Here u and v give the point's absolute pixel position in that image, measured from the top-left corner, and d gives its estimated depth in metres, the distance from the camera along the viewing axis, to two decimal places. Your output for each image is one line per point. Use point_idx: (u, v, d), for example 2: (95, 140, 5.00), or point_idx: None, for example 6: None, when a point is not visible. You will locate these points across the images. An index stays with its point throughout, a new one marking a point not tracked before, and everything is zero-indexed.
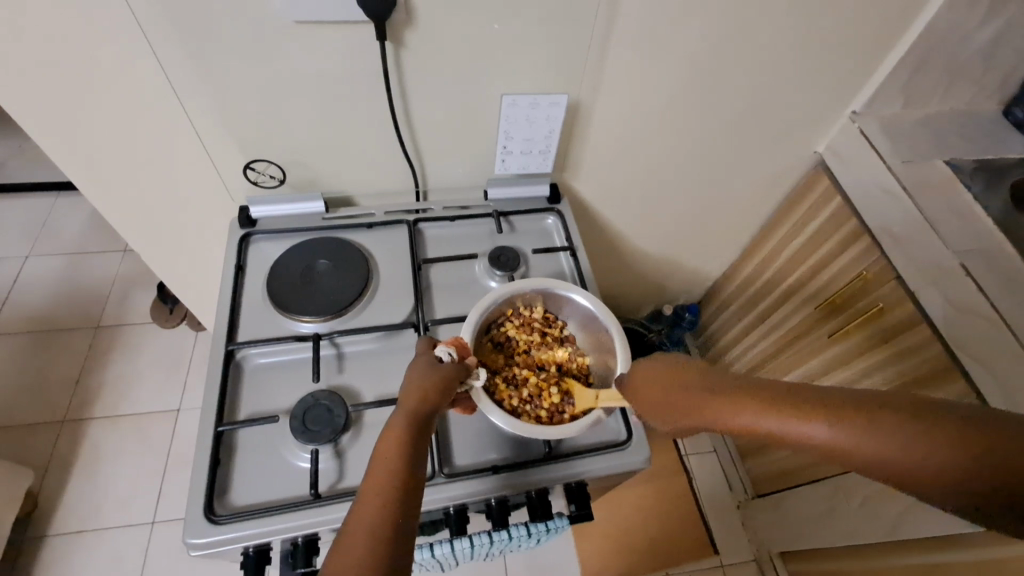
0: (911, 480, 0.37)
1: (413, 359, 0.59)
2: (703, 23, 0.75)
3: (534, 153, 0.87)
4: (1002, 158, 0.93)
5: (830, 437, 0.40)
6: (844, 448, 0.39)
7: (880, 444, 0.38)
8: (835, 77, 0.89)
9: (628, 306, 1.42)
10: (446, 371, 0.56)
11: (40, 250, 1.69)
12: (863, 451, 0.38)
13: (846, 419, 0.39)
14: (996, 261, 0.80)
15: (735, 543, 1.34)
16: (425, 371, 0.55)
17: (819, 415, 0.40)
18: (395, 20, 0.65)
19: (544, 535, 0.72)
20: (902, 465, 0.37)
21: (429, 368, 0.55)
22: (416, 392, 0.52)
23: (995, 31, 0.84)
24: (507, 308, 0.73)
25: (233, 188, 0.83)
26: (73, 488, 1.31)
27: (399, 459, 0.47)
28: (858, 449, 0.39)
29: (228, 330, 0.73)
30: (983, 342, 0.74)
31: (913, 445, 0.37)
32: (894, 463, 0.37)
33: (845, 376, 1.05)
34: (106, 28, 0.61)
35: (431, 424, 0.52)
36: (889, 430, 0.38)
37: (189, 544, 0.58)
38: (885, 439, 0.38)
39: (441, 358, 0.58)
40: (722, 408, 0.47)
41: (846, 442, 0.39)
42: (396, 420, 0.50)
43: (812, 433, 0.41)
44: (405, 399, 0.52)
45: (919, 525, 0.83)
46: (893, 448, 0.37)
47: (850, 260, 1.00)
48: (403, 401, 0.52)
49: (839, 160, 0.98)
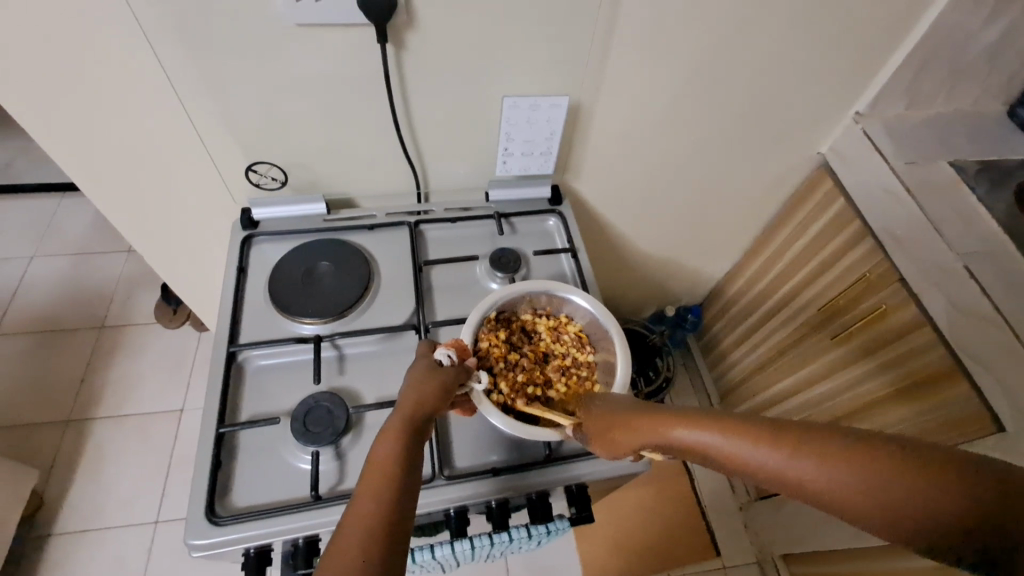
0: (866, 518, 0.33)
1: (412, 362, 0.59)
2: (705, 24, 0.75)
3: (535, 155, 0.87)
4: (1007, 159, 0.92)
5: (777, 467, 0.36)
6: (792, 480, 0.35)
7: (828, 477, 0.34)
8: (837, 78, 0.88)
9: (630, 307, 1.42)
10: (445, 374, 0.57)
11: (46, 250, 1.70)
12: (812, 484, 0.34)
13: (797, 448, 0.35)
14: (1000, 262, 0.79)
15: (738, 545, 1.34)
16: (425, 374, 0.55)
17: (773, 444, 0.37)
18: (395, 23, 0.65)
19: (545, 538, 0.72)
20: (854, 503, 0.33)
21: (429, 371, 0.56)
22: (414, 395, 0.53)
23: (1000, 32, 0.84)
24: (547, 305, 0.74)
25: (235, 190, 0.84)
26: (77, 487, 1.32)
27: (398, 456, 0.47)
28: (807, 480, 0.35)
29: (230, 331, 0.74)
30: (986, 345, 0.74)
31: (865, 480, 0.32)
32: (844, 500, 0.33)
33: (848, 378, 1.04)
34: (108, 31, 0.61)
35: (429, 428, 0.52)
36: (839, 464, 0.33)
37: (190, 545, 0.58)
38: (834, 471, 0.33)
39: (441, 361, 0.59)
40: (678, 431, 0.44)
41: (795, 474, 0.35)
42: (393, 421, 0.50)
43: (759, 460, 0.37)
44: (404, 401, 0.52)
45: None
46: (844, 482, 0.33)
47: (852, 261, 0.99)
48: (400, 404, 0.52)
49: (842, 162, 0.97)
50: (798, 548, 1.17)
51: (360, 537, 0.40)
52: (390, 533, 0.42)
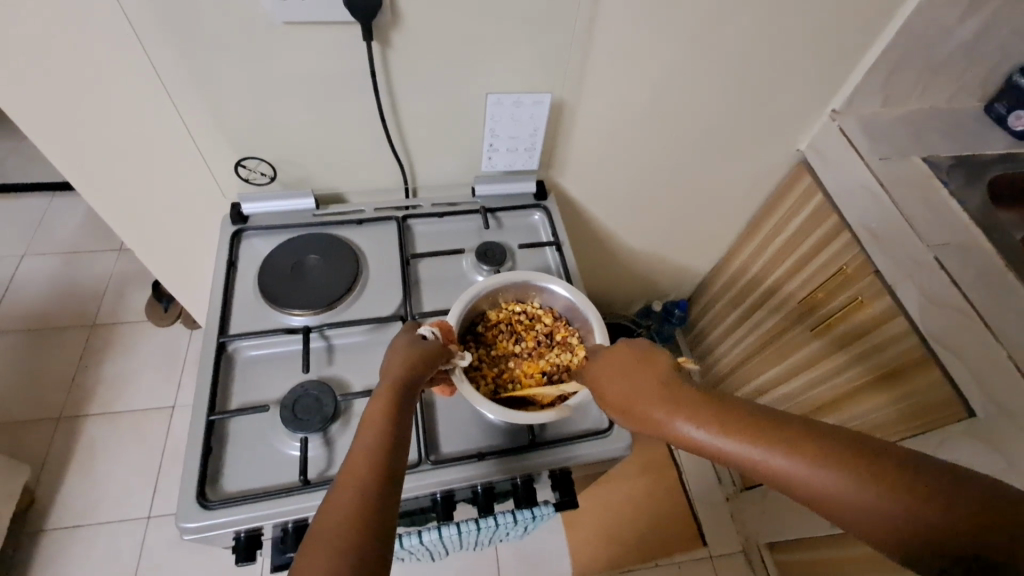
0: (850, 520, 0.40)
1: (396, 336, 0.62)
2: (686, 23, 0.78)
3: (520, 150, 0.89)
4: (981, 154, 0.95)
5: (770, 461, 0.43)
6: (783, 474, 0.42)
7: (849, 488, 0.40)
8: (815, 74, 0.91)
9: (619, 304, 1.45)
10: (427, 347, 0.59)
11: (35, 249, 1.70)
12: (793, 474, 0.42)
13: (795, 447, 0.43)
14: (969, 254, 0.82)
15: (724, 536, 1.36)
16: (407, 348, 0.58)
17: (807, 459, 0.42)
18: (382, 21, 0.67)
19: (531, 523, 0.75)
20: (845, 507, 0.40)
21: (411, 345, 0.59)
22: (400, 366, 0.56)
23: (972, 31, 0.87)
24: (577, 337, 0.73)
25: (225, 186, 0.85)
26: (69, 484, 1.32)
27: (386, 424, 0.51)
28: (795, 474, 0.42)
29: (220, 323, 0.75)
30: (960, 335, 0.77)
31: (851, 483, 0.40)
32: (819, 491, 0.41)
33: (826, 369, 1.07)
34: (96, 28, 0.63)
35: (413, 398, 0.55)
36: (836, 463, 0.41)
37: (182, 528, 0.60)
38: (819, 471, 0.41)
39: (424, 336, 0.62)
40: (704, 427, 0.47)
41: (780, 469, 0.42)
42: (381, 392, 0.53)
43: (749, 452, 0.44)
44: (388, 373, 0.55)
45: None
46: (824, 476, 0.41)
47: (831, 255, 1.01)
48: (385, 375, 0.55)
49: (821, 158, 1.00)
50: (782, 537, 1.20)
51: (352, 503, 0.45)
52: (382, 499, 0.46)
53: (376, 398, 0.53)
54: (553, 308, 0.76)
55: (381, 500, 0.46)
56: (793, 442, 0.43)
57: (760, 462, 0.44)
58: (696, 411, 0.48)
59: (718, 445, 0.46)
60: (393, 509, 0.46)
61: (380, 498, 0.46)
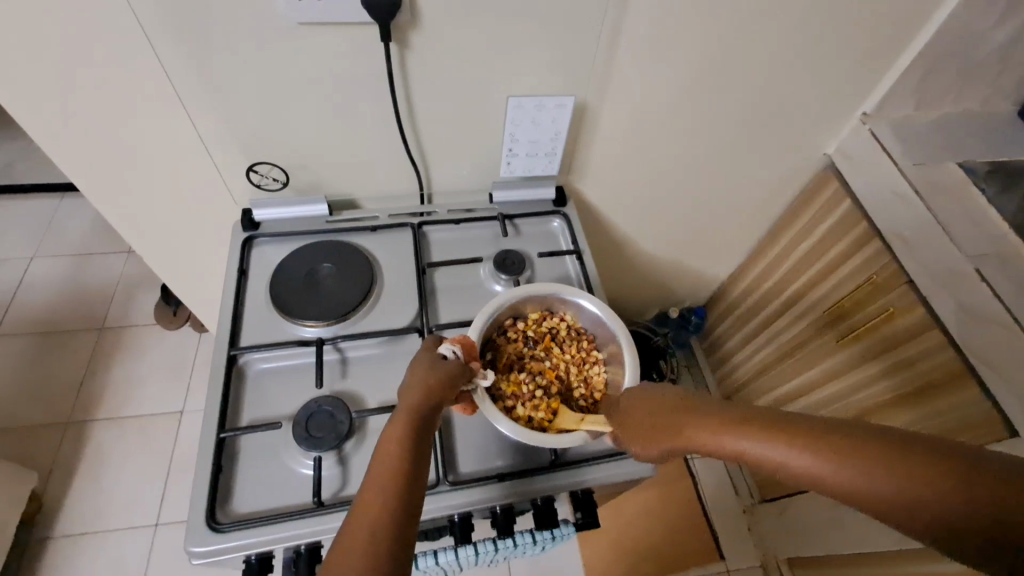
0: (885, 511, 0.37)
1: (415, 355, 0.59)
2: (715, 24, 0.74)
3: (540, 155, 0.86)
4: (1017, 160, 0.92)
5: (799, 464, 0.40)
6: (818, 474, 0.39)
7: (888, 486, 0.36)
8: (846, 76, 0.87)
9: (636, 311, 1.42)
10: (448, 368, 0.56)
11: (45, 251, 1.69)
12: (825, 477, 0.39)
13: (816, 442, 0.40)
14: (1010, 264, 0.78)
15: (740, 546, 1.33)
16: (428, 370, 0.55)
17: (844, 458, 0.38)
18: (400, 21, 0.65)
19: (550, 544, 0.71)
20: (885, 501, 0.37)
21: (430, 367, 0.55)
22: (420, 387, 0.53)
23: (1012, 32, 0.83)
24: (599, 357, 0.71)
25: (236, 191, 0.83)
26: (77, 490, 1.31)
27: (402, 453, 0.47)
28: (820, 472, 0.39)
29: (231, 335, 0.73)
30: (1000, 351, 0.73)
31: (871, 470, 0.37)
32: (847, 489, 0.38)
33: (856, 379, 1.03)
34: (104, 30, 0.60)
35: (432, 424, 0.52)
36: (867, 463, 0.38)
37: (192, 552, 0.58)
38: (853, 470, 0.38)
39: (444, 355, 0.59)
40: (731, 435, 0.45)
41: (798, 466, 0.41)
42: (398, 416, 0.50)
43: (788, 459, 0.41)
44: (407, 396, 0.52)
45: (931, 563, 0.85)
46: (850, 472, 0.38)
47: (860, 263, 0.98)
48: (404, 397, 0.52)
49: (850, 163, 0.96)
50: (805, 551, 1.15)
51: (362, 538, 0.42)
52: (397, 528, 0.43)
53: (395, 421, 0.50)
54: (576, 322, 0.73)
55: (397, 534, 0.43)
56: (819, 438, 0.40)
57: (795, 470, 0.41)
58: (719, 423, 0.47)
59: (739, 447, 0.45)
60: (410, 538, 0.43)
61: (396, 529, 0.43)
